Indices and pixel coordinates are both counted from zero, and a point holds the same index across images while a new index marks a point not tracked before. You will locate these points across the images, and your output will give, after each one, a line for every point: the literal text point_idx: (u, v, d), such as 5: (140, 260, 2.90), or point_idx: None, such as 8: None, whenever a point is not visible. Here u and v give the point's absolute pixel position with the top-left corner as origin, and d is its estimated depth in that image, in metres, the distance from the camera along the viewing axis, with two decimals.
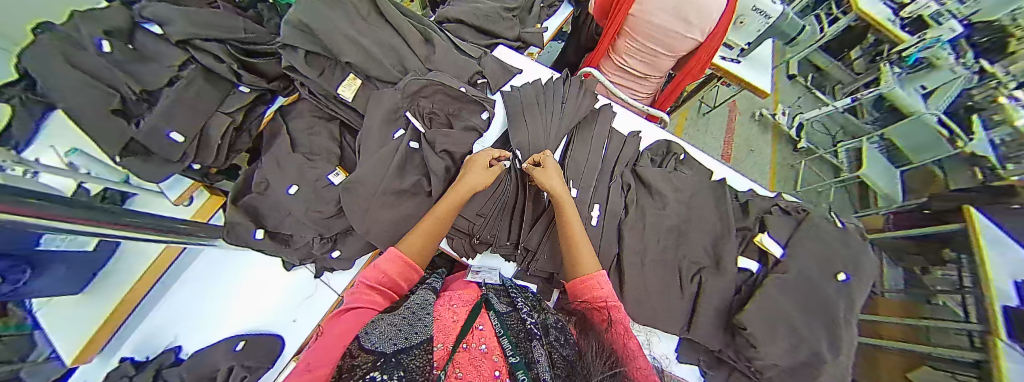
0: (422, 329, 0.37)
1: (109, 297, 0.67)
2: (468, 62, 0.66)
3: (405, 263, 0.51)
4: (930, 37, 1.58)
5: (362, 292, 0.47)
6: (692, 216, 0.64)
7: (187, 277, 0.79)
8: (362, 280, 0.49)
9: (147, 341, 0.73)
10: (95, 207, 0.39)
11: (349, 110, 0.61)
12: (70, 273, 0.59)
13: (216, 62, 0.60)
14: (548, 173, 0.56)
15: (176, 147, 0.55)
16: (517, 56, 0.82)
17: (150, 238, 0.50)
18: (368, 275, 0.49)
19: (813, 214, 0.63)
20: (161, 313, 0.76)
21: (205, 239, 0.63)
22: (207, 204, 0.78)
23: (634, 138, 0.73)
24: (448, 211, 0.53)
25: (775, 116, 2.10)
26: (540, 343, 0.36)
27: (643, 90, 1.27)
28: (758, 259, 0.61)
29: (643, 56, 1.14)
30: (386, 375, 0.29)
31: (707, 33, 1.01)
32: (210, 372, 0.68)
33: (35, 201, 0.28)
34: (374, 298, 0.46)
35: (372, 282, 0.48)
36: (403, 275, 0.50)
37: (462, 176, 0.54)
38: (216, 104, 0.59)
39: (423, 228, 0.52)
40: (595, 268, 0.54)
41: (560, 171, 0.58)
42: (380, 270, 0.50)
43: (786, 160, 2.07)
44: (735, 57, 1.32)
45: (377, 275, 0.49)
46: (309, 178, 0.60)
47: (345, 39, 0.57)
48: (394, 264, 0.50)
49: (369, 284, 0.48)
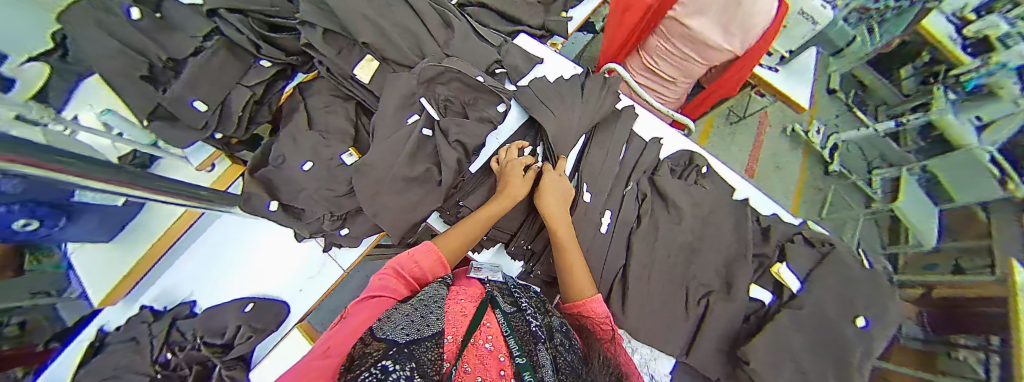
0: (433, 322, 0.37)
1: (132, 249, 0.76)
2: (488, 49, 0.62)
3: (437, 258, 0.53)
4: (994, 62, 1.23)
5: (388, 279, 0.49)
6: (706, 234, 0.62)
7: (202, 241, 0.85)
8: (393, 267, 0.52)
9: (164, 296, 0.82)
10: (115, 166, 0.39)
11: (366, 91, 0.60)
12: (99, 224, 0.68)
13: (238, 33, 0.59)
14: (545, 193, 0.56)
15: (199, 114, 0.59)
16: (538, 44, 0.78)
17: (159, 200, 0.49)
18: (403, 263, 0.52)
19: (838, 249, 0.60)
20: (174, 274, 0.83)
21: (224, 206, 0.65)
22: (228, 172, 0.79)
23: (654, 144, 0.70)
24: (484, 220, 0.56)
25: (809, 133, 1.91)
26: (546, 347, 0.35)
27: (671, 95, 1.15)
28: (772, 290, 0.58)
29: (674, 58, 1.06)
30: (399, 364, 0.29)
31: (750, 45, 0.93)
32: (221, 328, 0.76)
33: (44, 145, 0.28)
34: (399, 286, 0.48)
35: (403, 271, 0.51)
36: (433, 269, 0.52)
37: (504, 187, 0.57)
38: (237, 77, 0.61)
39: (460, 232, 0.56)
40: (591, 293, 0.51)
41: (557, 191, 0.57)
42: (414, 259, 0.52)
43: (815, 182, 1.92)
44: (774, 64, 1.26)
45: (409, 266, 0.52)
46: (323, 157, 0.61)
47: (362, 18, 0.55)
48: (428, 257, 0.53)
49: (399, 272, 0.51)
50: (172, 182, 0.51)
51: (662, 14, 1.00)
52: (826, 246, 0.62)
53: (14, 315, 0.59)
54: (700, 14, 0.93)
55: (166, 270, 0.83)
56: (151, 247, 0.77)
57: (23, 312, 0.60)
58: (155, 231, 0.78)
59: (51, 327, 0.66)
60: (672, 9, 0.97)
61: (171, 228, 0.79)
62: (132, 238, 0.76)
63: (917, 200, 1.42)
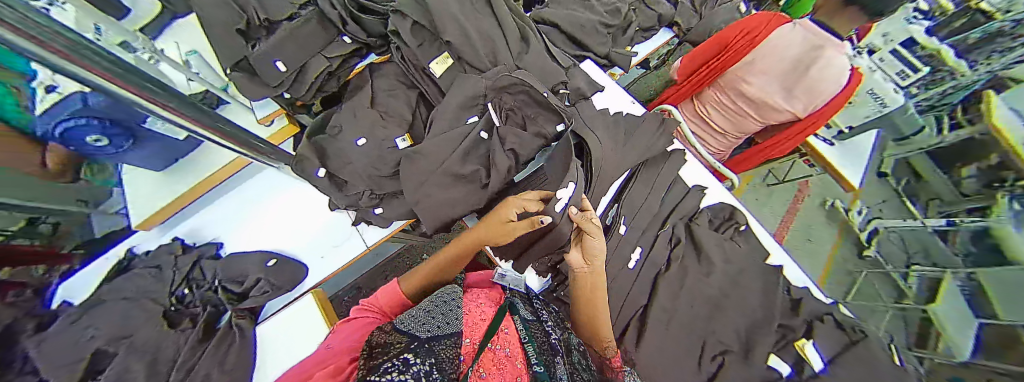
0: (452, 321, 0.44)
1: (179, 183, 0.77)
2: (557, 69, 0.64)
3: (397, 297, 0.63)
4: None
5: (364, 308, 0.60)
6: (734, 293, 0.61)
7: (245, 188, 0.89)
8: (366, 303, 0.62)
9: (193, 233, 0.85)
10: (178, 96, 0.43)
11: (432, 84, 0.64)
12: (156, 154, 0.70)
13: (331, 7, 0.64)
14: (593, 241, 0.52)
15: (278, 74, 0.62)
16: (603, 73, 0.80)
17: (208, 138, 0.52)
18: (372, 300, 0.62)
19: (870, 338, 0.57)
20: (210, 213, 0.87)
21: (273, 161, 0.69)
22: (283, 131, 0.81)
23: (696, 192, 0.69)
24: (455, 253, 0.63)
25: (848, 212, 1.83)
26: (563, 360, 0.39)
27: (717, 146, 1.12)
28: (793, 364, 0.56)
29: (728, 110, 1.04)
30: (421, 357, 0.35)
31: (813, 110, 0.92)
32: (240, 276, 0.79)
33: (82, 44, 0.30)
34: (373, 313, 0.59)
35: (373, 304, 0.61)
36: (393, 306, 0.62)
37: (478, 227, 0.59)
38: (320, 47, 0.66)
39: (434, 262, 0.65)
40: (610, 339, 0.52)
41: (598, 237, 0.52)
42: (379, 299, 0.62)
43: (845, 264, 1.83)
44: (830, 137, 1.23)
45: (380, 300, 0.62)
46: (378, 136, 0.64)
47: (450, 18, 0.59)
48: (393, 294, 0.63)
49: (369, 306, 0.61)
50: (234, 127, 0.55)
51: (724, 68, 1.00)
52: (858, 332, 0.59)
53: (52, 214, 0.73)
54: (764, 73, 0.92)
55: (204, 209, 0.86)
56: (195, 186, 0.77)
57: (60, 214, 0.74)
58: (202, 172, 0.79)
59: (81, 235, 0.79)
60: (736, 64, 0.97)
61: (215, 174, 0.79)
62: (182, 172, 0.78)
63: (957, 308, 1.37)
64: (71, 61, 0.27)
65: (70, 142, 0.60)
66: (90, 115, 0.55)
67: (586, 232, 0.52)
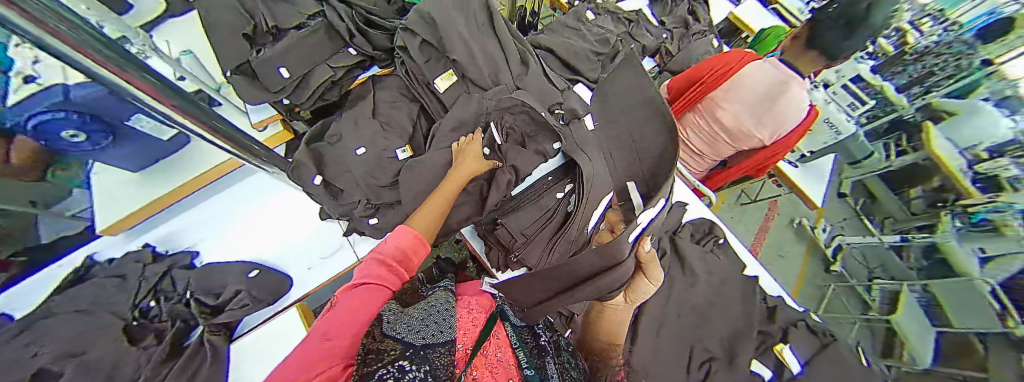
0: (445, 330, 0.45)
1: (164, 183, 0.78)
2: (554, 91, 0.69)
3: (417, 241, 0.50)
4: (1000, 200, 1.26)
5: (372, 265, 0.45)
6: (718, 302, 0.64)
7: (229, 193, 0.88)
8: (375, 254, 0.47)
9: (166, 240, 0.81)
10: (186, 96, 0.42)
11: (434, 99, 0.67)
12: (137, 152, 0.70)
13: (341, 21, 0.69)
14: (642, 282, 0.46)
15: (280, 79, 0.64)
16: (593, 97, 0.86)
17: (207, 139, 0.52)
18: (382, 249, 0.47)
19: (839, 342, 0.62)
20: (186, 220, 0.84)
21: (265, 164, 0.68)
22: (276, 136, 0.82)
23: (680, 207, 0.74)
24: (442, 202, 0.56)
25: (814, 229, 1.95)
26: (553, 360, 0.42)
27: (697, 165, 1.22)
28: (773, 368, 0.59)
29: (705, 135, 1.12)
30: (415, 364, 0.36)
31: (778, 137, 1.01)
32: (218, 287, 0.74)
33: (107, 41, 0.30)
34: (385, 274, 0.45)
35: (385, 256, 0.46)
36: (415, 251, 0.49)
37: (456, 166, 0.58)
38: (326, 56, 0.68)
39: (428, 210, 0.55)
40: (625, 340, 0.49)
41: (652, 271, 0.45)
42: (393, 245, 0.48)
43: (815, 279, 1.91)
44: (795, 160, 1.33)
45: (391, 251, 0.47)
46: (379, 147, 0.65)
47: (459, 39, 0.64)
48: (408, 240, 0.49)
49: (382, 258, 0.46)
50: (230, 128, 0.55)
51: (702, 95, 1.07)
52: (828, 337, 0.64)
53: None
54: (738, 102, 0.99)
55: (180, 214, 0.83)
56: (183, 185, 0.78)
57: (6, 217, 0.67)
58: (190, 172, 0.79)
59: (23, 241, 0.71)
60: (713, 92, 1.03)
61: (207, 172, 0.80)
62: (165, 173, 0.78)
63: (915, 319, 1.42)
64: (91, 58, 0.26)
65: (46, 138, 0.58)
66: (71, 109, 0.55)
67: (645, 273, 0.45)
